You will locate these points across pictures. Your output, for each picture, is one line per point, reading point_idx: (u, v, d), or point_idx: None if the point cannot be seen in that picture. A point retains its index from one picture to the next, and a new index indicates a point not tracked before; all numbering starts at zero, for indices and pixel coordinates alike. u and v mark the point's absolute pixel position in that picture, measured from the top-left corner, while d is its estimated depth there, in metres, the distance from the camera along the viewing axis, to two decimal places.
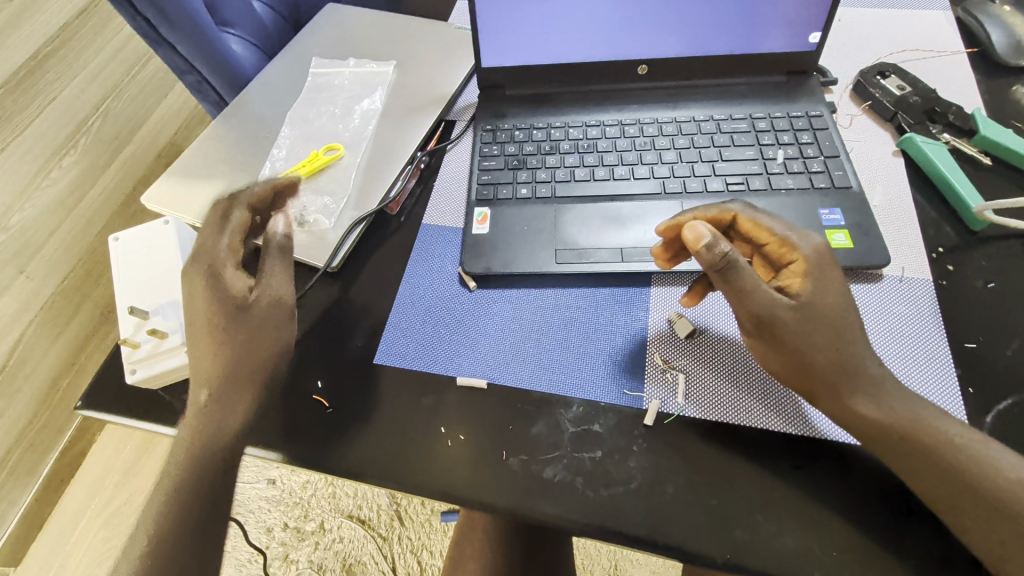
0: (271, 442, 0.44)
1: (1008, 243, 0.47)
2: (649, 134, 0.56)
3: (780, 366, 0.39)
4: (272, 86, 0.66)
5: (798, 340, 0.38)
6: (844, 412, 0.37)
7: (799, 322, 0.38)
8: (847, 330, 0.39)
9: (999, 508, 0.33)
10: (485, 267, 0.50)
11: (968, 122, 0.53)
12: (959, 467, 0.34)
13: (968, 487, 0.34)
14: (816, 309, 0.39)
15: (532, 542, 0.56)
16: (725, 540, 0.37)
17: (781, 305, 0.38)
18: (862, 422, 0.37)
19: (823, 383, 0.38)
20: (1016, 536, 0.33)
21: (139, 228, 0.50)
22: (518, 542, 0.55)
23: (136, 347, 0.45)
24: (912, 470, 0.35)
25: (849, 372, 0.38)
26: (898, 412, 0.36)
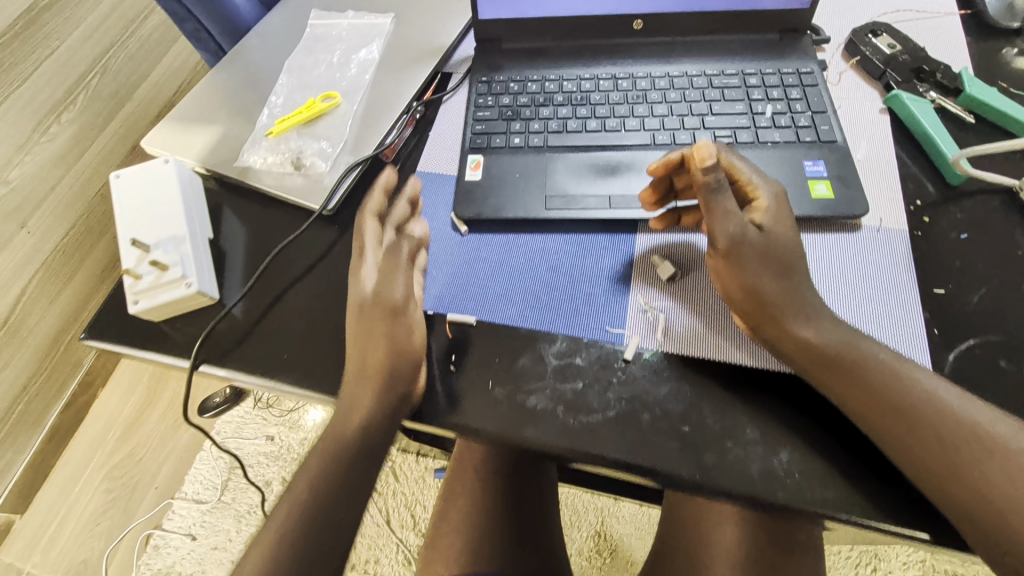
0: (269, 372, 0.47)
1: (985, 197, 0.49)
2: (641, 88, 0.57)
3: (735, 288, 0.42)
4: (271, 36, 0.67)
5: (758, 263, 0.42)
6: (784, 336, 0.40)
7: (762, 248, 0.42)
8: (796, 261, 0.43)
9: (923, 424, 0.36)
10: (476, 212, 0.51)
11: (955, 81, 0.53)
12: (890, 388, 0.37)
13: (891, 400, 0.37)
14: (774, 239, 0.43)
15: (521, 484, 0.60)
16: (695, 463, 0.39)
17: (750, 232, 0.42)
18: (801, 346, 0.40)
19: (770, 305, 0.41)
20: (933, 442, 0.35)
21: (138, 165, 0.51)
22: (508, 481, 0.60)
23: (138, 279, 0.46)
24: (843, 390, 0.38)
25: (793, 298, 0.41)
26: (834, 340, 0.40)
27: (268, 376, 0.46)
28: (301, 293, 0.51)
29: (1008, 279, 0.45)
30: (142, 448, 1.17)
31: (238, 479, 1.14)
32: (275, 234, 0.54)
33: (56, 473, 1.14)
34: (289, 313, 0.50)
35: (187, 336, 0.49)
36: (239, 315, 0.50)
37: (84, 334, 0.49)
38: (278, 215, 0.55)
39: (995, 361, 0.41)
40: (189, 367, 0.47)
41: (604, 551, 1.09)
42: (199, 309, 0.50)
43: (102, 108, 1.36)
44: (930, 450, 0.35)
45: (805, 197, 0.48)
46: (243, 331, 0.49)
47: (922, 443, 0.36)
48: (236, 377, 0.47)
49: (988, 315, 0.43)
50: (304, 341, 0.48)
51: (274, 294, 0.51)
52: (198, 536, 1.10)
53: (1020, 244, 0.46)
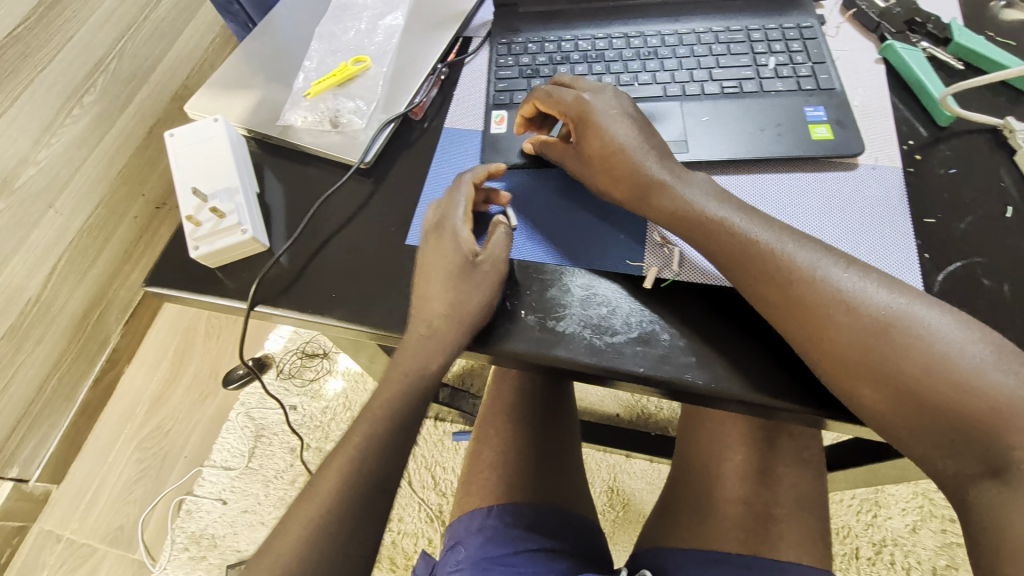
0: (320, 309, 0.51)
1: (972, 136, 0.53)
2: (652, 45, 0.60)
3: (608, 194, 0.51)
4: (299, 6, 0.70)
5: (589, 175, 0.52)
6: (655, 211, 0.49)
7: (591, 162, 0.52)
8: (616, 155, 0.50)
9: (888, 366, 0.39)
10: (503, 161, 0.56)
11: (945, 31, 0.57)
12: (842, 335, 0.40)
13: (744, 262, 0.44)
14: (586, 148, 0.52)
15: (544, 427, 0.67)
16: (710, 373, 0.44)
17: (568, 158, 0.53)
18: (668, 216, 0.48)
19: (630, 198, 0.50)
20: (778, 292, 0.43)
21: (191, 125, 0.56)
22: (534, 425, 0.67)
23: (199, 226, 0.51)
24: (721, 253, 0.45)
25: (644, 182, 0.49)
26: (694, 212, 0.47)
27: (319, 312, 0.51)
28: (343, 240, 0.55)
29: (992, 208, 0.49)
30: (171, 420, 1.22)
31: (265, 446, 1.19)
32: (316, 188, 0.58)
33: (90, 444, 1.20)
34: (333, 257, 0.54)
35: (241, 282, 0.53)
36: (287, 261, 0.54)
37: (146, 282, 0.54)
38: (318, 171, 0.59)
39: (978, 279, 0.46)
40: (247, 307, 0.52)
41: (617, 506, 1.14)
42: (251, 256, 0.54)
43: (119, 91, 1.40)
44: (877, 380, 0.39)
45: (806, 139, 0.53)
46: (292, 275, 0.53)
47: (873, 377, 0.39)
48: (289, 316, 0.52)
49: (973, 240, 0.48)
50: (350, 282, 0.52)
51: (318, 242, 0.55)
52: (228, 501, 1.14)
53: (1004, 177, 0.50)
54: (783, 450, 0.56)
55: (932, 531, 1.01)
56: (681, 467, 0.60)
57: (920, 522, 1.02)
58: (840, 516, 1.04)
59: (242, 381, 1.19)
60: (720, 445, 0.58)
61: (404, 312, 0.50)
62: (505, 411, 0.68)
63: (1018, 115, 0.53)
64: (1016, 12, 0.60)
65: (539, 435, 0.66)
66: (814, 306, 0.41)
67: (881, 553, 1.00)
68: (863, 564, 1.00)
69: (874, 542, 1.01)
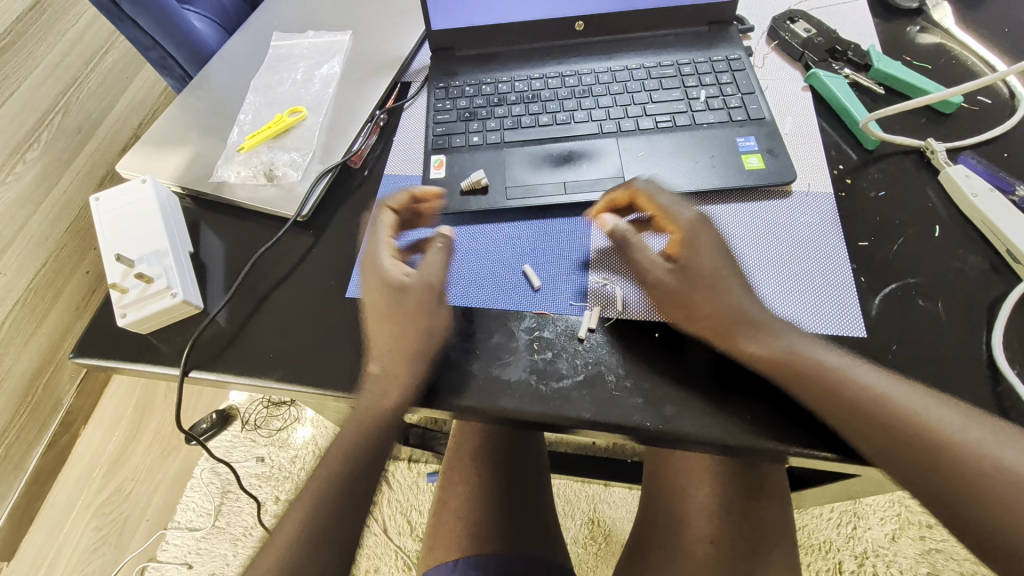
0: (258, 372, 0.49)
1: (899, 158, 0.54)
2: (587, 83, 0.61)
3: (674, 319, 0.46)
4: (235, 57, 0.70)
5: (683, 297, 0.46)
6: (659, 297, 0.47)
7: (678, 283, 0.46)
8: (720, 284, 0.46)
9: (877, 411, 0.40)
10: (443, 206, 0.55)
11: (864, 58, 0.59)
12: (899, 422, 0.39)
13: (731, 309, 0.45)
14: (689, 271, 0.47)
15: (510, 470, 0.65)
16: (657, 414, 0.43)
17: (664, 275, 0.47)
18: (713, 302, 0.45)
19: (708, 330, 0.45)
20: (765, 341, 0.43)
21: (117, 188, 0.54)
22: (499, 469, 0.65)
23: (125, 292, 0.49)
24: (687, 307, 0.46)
25: (733, 318, 0.45)
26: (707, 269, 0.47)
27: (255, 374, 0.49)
28: (283, 296, 0.53)
29: (923, 228, 0.50)
30: (130, 482, 1.16)
31: (231, 503, 1.13)
32: (254, 243, 0.57)
33: (43, 515, 1.13)
34: (272, 315, 0.52)
35: (175, 347, 0.51)
36: (224, 322, 0.52)
37: (73, 353, 0.51)
38: (257, 226, 0.58)
39: (914, 300, 0.46)
40: (180, 374, 0.49)
41: (599, 537, 1.11)
42: (186, 319, 0.52)
43: (66, 145, 1.37)
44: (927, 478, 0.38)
45: (740, 170, 0.54)
46: (229, 336, 0.51)
47: (921, 465, 0.38)
48: (226, 380, 0.49)
49: (906, 261, 0.48)
50: (290, 341, 0.50)
51: (256, 299, 0.53)
52: (194, 564, 1.08)
53: (931, 196, 0.52)
54: (749, 478, 0.55)
55: (911, 539, 1.01)
56: (651, 508, 0.59)
57: (898, 530, 1.01)
58: (821, 531, 1.03)
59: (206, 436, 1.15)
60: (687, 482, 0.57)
61: (346, 368, 0.48)
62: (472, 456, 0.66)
63: (938, 135, 0.55)
64: (930, 36, 0.62)
65: (505, 480, 0.64)
66: (849, 388, 0.41)
67: (864, 566, 0.99)
68: None
69: (855, 554, 1.00)
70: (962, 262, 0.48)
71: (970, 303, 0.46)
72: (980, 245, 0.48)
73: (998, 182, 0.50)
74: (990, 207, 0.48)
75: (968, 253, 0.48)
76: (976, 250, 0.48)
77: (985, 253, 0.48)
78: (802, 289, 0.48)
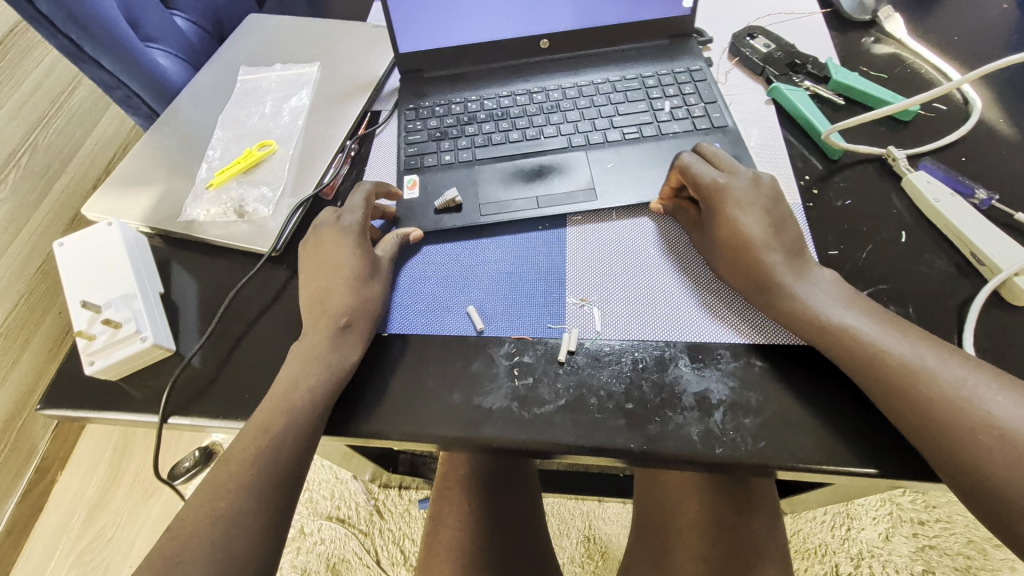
0: (233, 413, 0.48)
1: (862, 166, 0.55)
2: (554, 99, 0.63)
3: (743, 282, 0.47)
4: (202, 93, 0.69)
5: (758, 255, 0.47)
6: (731, 263, 0.48)
7: (725, 246, 0.48)
8: (748, 244, 0.47)
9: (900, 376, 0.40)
10: (420, 226, 0.56)
11: (823, 70, 0.61)
12: (943, 401, 0.38)
13: (754, 270, 0.47)
14: (723, 233, 0.48)
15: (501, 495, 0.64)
16: (642, 434, 0.43)
17: (713, 237, 0.50)
18: (735, 266, 0.48)
19: (754, 290, 0.47)
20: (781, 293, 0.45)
21: (81, 232, 0.53)
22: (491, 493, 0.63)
23: (92, 339, 0.48)
24: (728, 268, 0.48)
25: (767, 277, 0.46)
26: (732, 232, 0.48)
27: (231, 415, 0.47)
28: (259, 332, 0.52)
29: (890, 234, 0.51)
30: (111, 527, 1.12)
31: None
32: (229, 280, 0.56)
33: (18, 568, 1.08)
34: (247, 353, 0.51)
35: (147, 391, 0.50)
36: (198, 363, 0.51)
37: (40, 405, 0.49)
38: (229, 262, 0.57)
39: (885, 306, 0.47)
40: (159, 421, 0.48)
41: (596, 556, 1.10)
42: (158, 363, 0.51)
43: (34, 184, 1.34)
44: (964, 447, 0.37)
45: None
46: (203, 378, 0.50)
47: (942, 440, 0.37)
48: (201, 423, 0.48)
49: (876, 267, 0.49)
50: (266, 379, 0.49)
51: (231, 338, 0.52)
52: None
53: (895, 203, 0.53)
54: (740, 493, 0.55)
55: (905, 537, 1.01)
56: (645, 531, 0.58)
57: (892, 529, 1.02)
58: (816, 535, 1.03)
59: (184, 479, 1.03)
60: (683, 503, 0.56)
61: None
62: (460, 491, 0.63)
63: (898, 142, 0.56)
64: (884, 47, 0.64)
65: (497, 513, 0.62)
66: (876, 347, 0.41)
67: (860, 567, 0.99)
68: None
69: (851, 556, 1.00)
70: (929, 266, 0.49)
71: (939, 307, 0.47)
72: (945, 249, 0.49)
73: (958, 187, 0.52)
74: (951, 211, 0.49)
75: (934, 257, 0.49)
76: (942, 254, 0.49)
77: (950, 257, 0.49)
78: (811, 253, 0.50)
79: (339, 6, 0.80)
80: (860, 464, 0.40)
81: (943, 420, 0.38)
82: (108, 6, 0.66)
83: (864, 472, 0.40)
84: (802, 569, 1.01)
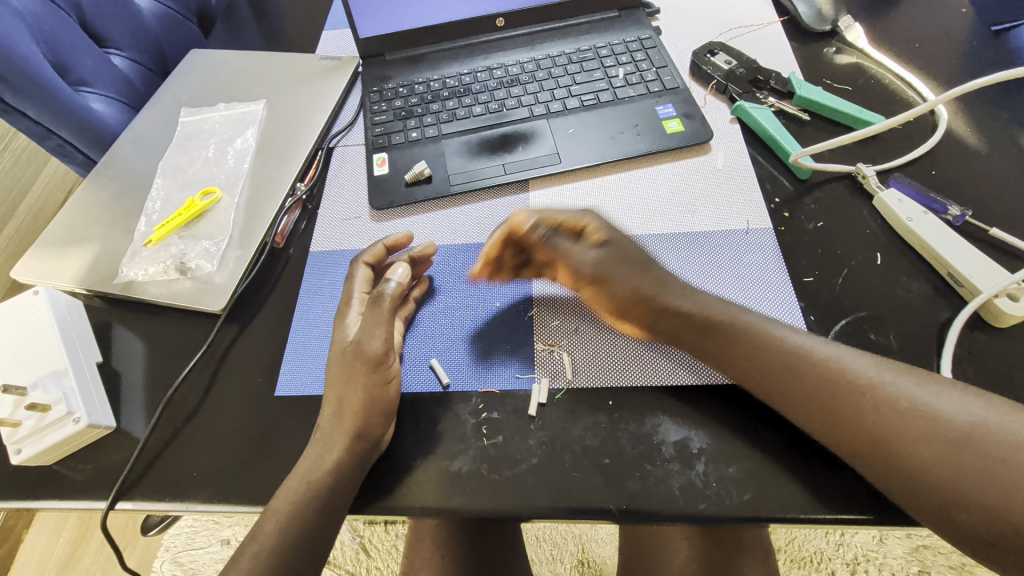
0: (181, 494, 0.44)
1: (832, 185, 0.54)
2: (514, 73, 0.65)
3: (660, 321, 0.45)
4: (143, 139, 0.65)
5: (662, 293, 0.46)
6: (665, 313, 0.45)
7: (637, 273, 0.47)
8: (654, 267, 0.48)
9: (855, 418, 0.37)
10: (390, 201, 0.58)
11: (787, 86, 0.59)
12: (909, 433, 0.36)
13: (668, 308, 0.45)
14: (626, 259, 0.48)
15: (483, 551, 0.58)
16: (621, 492, 0.40)
17: (607, 258, 0.48)
18: (675, 316, 0.45)
19: (676, 327, 0.45)
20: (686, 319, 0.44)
21: (10, 302, 0.49)
22: (471, 547, 0.57)
23: (17, 426, 0.44)
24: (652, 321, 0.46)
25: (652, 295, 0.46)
26: (616, 263, 0.47)
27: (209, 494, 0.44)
28: (210, 398, 0.49)
29: (865, 257, 0.49)
30: None
31: None
32: (177, 343, 0.52)
33: None
34: (198, 425, 0.47)
35: (87, 473, 0.46)
36: (143, 440, 0.47)
37: None
38: (176, 323, 0.53)
39: (865, 335, 0.45)
40: (105, 508, 0.44)
41: None
42: (98, 442, 0.47)
43: None
44: (957, 492, 0.34)
45: (662, 134, 0.58)
46: (149, 457, 0.46)
47: (928, 476, 0.35)
48: (146, 508, 0.44)
49: (854, 294, 0.47)
50: (217, 454, 0.46)
51: (179, 407, 0.48)
52: None
53: (869, 222, 0.51)
54: (727, 538, 0.52)
55: (899, 538, 0.98)
56: None
57: (887, 531, 0.99)
58: (811, 543, 0.98)
59: (161, 527, 0.75)
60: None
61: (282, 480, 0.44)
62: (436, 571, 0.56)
63: (869, 157, 0.55)
64: (845, 57, 0.63)
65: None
66: (828, 386, 0.39)
67: (857, 573, 0.94)
68: None
69: (847, 562, 0.96)
70: (908, 290, 0.47)
71: (920, 334, 0.45)
72: (922, 271, 0.48)
73: (931, 204, 0.50)
74: (926, 229, 0.48)
75: (912, 279, 0.47)
76: (919, 275, 0.48)
77: (928, 278, 0.47)
78: (768, 268, 0.50)
79: (287, 37, 0.77)
80: (851, 511, 0.38)
81: (866, 434, 0.37)
82: (30, 51, 0.62)
83: (854, 518, 0.38)
84: None
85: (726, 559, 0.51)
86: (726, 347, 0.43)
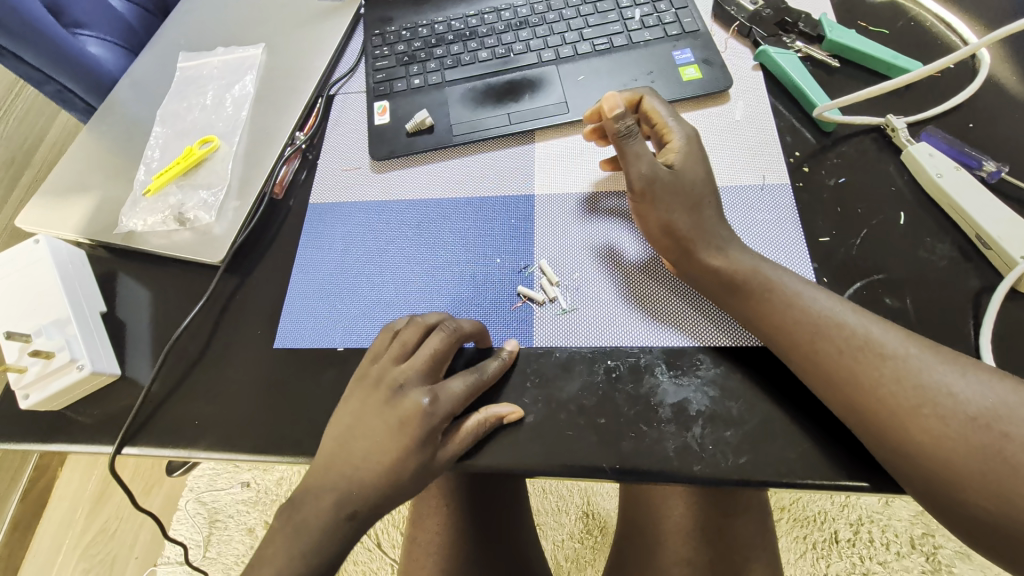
0: (185, 439, 0.45)
1: (859, 138, 0.50)
2: (522, 15, 0.61)
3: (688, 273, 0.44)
4: (142, 84, 0.64)
5: (698, 234, 0.44)
6: (696, 266, 0.44)
7: (675, 198, 0.45)
8: (702, 206, 0.45)
9: (875, 392, 0.36)
10: (389, 151, 0.56)
11: (817, 28, 0.55)
12: (926, 413, 0.35)
13: (702, 268, 0.43)
14: (683, 188, 0.45)
15: (485, 502, 0.59)
16: (615, 452, 0.40)
17: (662, 173, 0.45)
18: (708, 273, 0.43)
19: (709, 279, 0.43)
20: (714, 278, 0.43)
21: (15, 249, 0.49)
22: (472, 501, 0.58)
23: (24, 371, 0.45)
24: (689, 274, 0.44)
25: (694, 240, 0.44)
26: (665, 202, 0.45)
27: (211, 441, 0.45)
28: (211, 348, 0.49)
29: (888, 216, 0.46)
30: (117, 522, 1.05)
31: (220, 533, 1.01)
32: (179, 294, 0.52)
33: None
34: (199, 376, 0.48)
35: (95, 419, 0.47)
36: (145, 389, 0.47)
37: None
38: (179, 274, 0.53)
39: (880, 299, 0.43)
40: (112, 451, 0.45)
41: (595, 531, 0.98)
42: (106, 388, 0.48)
43: None
44: (957, 475, 0.34)
45: (678, 81, 0.55)
46: (152, 406, 0.47)
47: (933, 457, 0.34)
48: (150, 453, 0.45)
49: (872, 256, 0.45)
50: (217, 404, 0.46)
51: (181, 357, 0.49)
52: None
53: (895, 179, 0.48)
54: (728, 498, 0.51)
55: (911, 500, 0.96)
56: (640, 540, 0.54)
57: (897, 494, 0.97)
58: (815, 502, 0.94)
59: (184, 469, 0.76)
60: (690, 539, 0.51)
61: (280, 430, 0.45)
62: (437, 521, 0.57)
63: (901, 109, 0.51)
64: None
65: (485, 550, 0.56)
66: (851, 356, 0.38)
67: (859, 534, 0.91)
68: (843, 548, 0.91)
69: (851, 522, 0.92)
70: (930, 252, 0.44)
71: (940, 298, 0.42)
72: (948, 231, 0.45)
73: (964, 159, 0.47)
74: (955, 187, 0.45)
75: (936, 240, 0.45)
76: (945, 237, 0.45)
77: (954, 239, 0.44)
78: (782, 226, 0.47)
79: None
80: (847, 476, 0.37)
81: (887, 411, 0.36)
82: None
83: (851, 485, 0.37)
84: (801, 537, 0.92)
85: (725, 520, 0.51)
86: (748, 309, 0.42)
